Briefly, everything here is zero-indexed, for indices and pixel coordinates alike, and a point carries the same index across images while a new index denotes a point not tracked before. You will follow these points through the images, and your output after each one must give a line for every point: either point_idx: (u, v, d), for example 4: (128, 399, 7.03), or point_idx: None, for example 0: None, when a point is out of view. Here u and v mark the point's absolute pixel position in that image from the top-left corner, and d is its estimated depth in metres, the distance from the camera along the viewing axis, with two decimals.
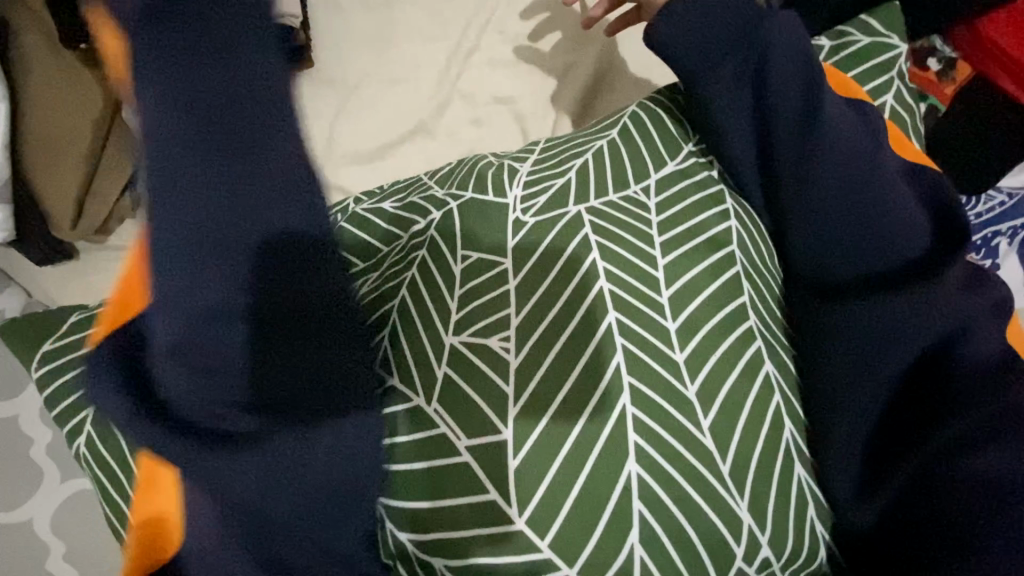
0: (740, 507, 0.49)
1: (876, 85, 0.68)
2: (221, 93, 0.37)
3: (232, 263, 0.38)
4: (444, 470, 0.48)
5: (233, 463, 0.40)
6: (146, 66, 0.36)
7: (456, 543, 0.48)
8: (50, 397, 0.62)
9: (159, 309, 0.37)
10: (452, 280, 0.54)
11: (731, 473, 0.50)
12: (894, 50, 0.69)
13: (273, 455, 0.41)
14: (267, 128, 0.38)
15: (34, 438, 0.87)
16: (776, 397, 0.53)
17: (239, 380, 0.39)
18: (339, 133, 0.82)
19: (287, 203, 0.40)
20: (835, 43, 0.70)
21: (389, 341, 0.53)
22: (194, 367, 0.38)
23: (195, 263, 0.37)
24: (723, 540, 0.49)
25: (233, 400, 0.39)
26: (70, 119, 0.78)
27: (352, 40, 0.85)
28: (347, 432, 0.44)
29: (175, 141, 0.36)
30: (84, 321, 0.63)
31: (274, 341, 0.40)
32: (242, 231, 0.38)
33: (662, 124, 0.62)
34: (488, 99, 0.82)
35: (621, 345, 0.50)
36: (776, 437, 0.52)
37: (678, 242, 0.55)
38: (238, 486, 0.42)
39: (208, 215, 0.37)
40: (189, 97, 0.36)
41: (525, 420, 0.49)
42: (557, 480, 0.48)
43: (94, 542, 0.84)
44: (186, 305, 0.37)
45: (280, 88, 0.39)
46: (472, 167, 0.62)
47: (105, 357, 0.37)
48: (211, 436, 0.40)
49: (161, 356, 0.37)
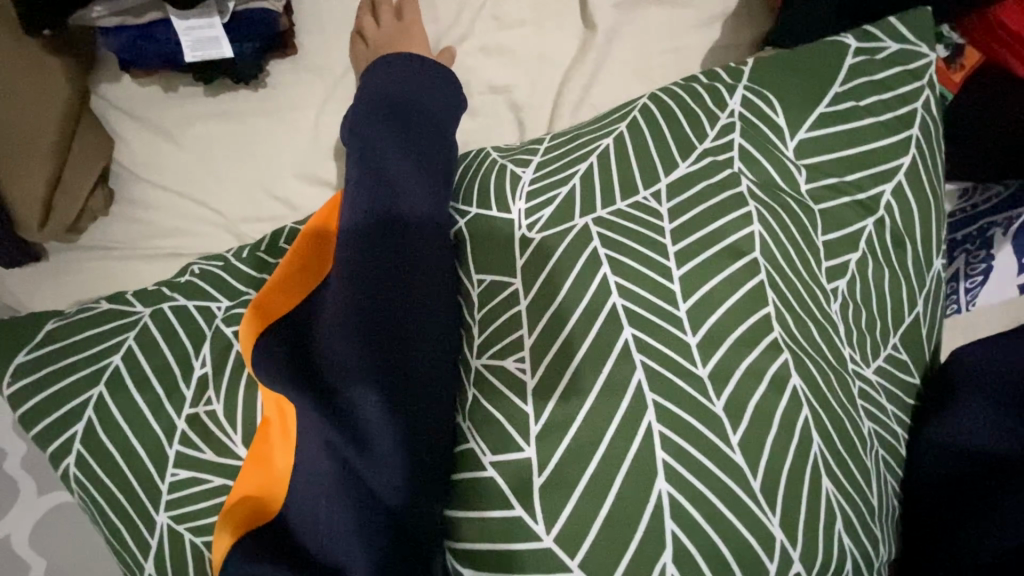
0: (772, 522, 0.48)
1: (903, 93, 0.61)
2: (404, 146, 0.63)
3: (405, 253, 0.57)
4: (476, 482, 0.53)
5: (396, 409, 0.53)
6: (378, 130, 0.64)
7: (491, 558, 0.51)
8: (27, 415, 0.58)
9: (334, 296, 0.55)
10: (472, 305, 0.59)
11: (763, 486, 0.49)
12: (925, 60, 0.62)
13: (419, 402, 0.54)
14: (408, 158, 0.63)
15: (8, 451, 0.83)
16: (805, 412, 0.51)
17: (395, 340, 0.54)
18: (327, 125, 0.80)
19: (431, 210, 0.61)
20: (862, 44, 0.62)
21: (483, 367, 0.55)
22: (342, 360, 0.52)
23: (374, 253, 0.56)
24: (757, 558, 0.48)
25: (383, 356, 0.53)
26: (35, 115, 0.72)
27: (338, 26, 0.81)
28: (419, 399, 0.54)
29: (377, 171, 0.60)
30: (61, 328, 0.60)
31: (425, 309, 0.57)
32: (406, 236, 0.58)
33: (677, 121, 0.60)
34: (484, 87, 0.80)
35: (641, 361, 0.50)
36: (805, 451, 0.50)
37: (694, 252, 0.53)
38: (395, 430, 0.53)
39: (388, 225, 0.58)
40: (389, 147, 0.62)
41: (548, 439, 0.50)
42: (583, 498, 0.49)
43: (76, 557, 0.80)
44: (343, 317, 0.53)
45: (405, 141, 0.64)
46: (479, 173, 0.64)
47: (270, 348, 0.53)
48: (341, 443, 0.52)
49: (337, 327, 0.53)
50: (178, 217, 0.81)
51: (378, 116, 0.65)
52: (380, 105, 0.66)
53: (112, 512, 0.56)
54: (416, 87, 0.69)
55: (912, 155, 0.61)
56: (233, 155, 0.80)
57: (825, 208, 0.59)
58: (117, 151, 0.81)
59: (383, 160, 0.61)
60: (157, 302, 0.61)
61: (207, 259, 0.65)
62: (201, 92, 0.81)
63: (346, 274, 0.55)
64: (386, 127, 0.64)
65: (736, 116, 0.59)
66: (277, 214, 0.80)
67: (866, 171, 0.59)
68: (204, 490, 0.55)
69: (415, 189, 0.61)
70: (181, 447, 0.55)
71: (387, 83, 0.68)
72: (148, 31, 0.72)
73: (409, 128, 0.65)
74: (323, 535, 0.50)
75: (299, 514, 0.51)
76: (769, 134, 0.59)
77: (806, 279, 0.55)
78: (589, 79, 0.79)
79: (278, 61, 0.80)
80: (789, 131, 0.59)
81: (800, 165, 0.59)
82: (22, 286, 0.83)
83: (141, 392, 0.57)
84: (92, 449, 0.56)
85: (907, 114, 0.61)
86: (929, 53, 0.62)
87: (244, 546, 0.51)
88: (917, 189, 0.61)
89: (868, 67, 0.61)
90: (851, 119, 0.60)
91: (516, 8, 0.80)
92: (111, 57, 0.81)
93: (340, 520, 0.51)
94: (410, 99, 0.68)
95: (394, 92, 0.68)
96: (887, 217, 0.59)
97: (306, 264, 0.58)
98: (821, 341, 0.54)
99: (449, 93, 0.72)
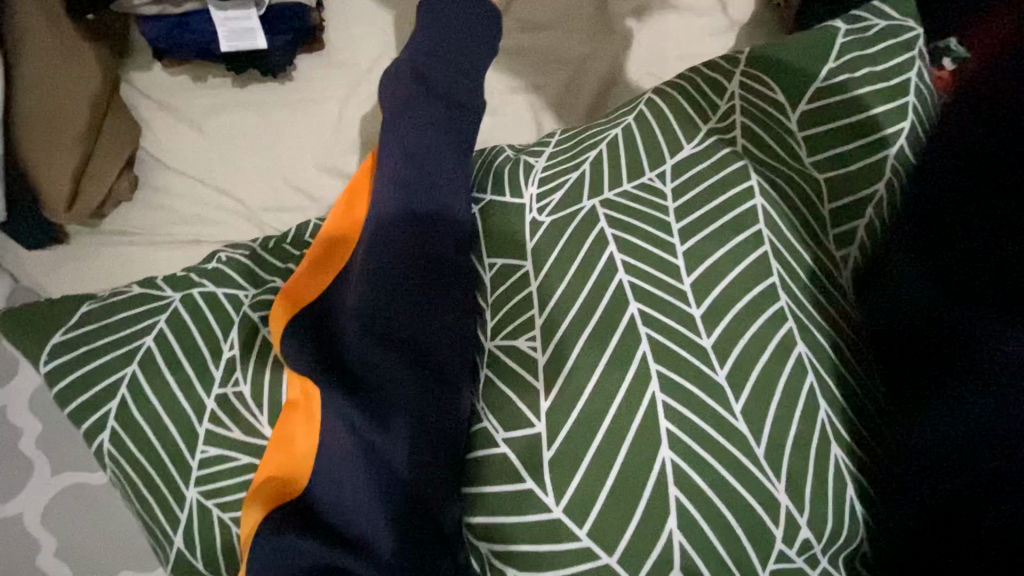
0: (778, 490, 0.49)
1: (897, 63, 0.62)
2: (430, 121, 0.63)
3: (428, 240, 0.59)
4: (488, 460, 0.54)
5: (415, 393, 0.55)
6: (405, 107, 0.63)
7: (504, 531, 0.53)
8: (62, 394, 0.59)
9: (357, 283, 0.56)
10: (485, 289, 0.60)
11: (767, 456, 0.50)
12: (913, 32, 0.64)
13: (437, 385, 0.56)
14: (433, 135, 0.62)
15: (24, 430, 0.84)
16: (809, 379, 0.52)
17: (416, 327, 0.57)
18: (349, 118, 0.82)
19: (454, 194, 0.61)
20: (851, 27, 0.64)
21: (496, 347, 0.57)
22: (362, 340, 0.54)
23: (396, 241, 0.58)
24: (763, 528, 0.49)
25: (403, 341, 0.56)
26: (67, 99, 0.73)
27: (364, 23, 0.84)
28: (438, 382, 0.56)
29: (404, 150, 0.61)
30: (96, 310, 0.61)
31: (446, 296, 0.58)
32: (429, 221, 0.59)
33: (680, 106, 0.62)
34: (504, 88, 0.82)
35: (646, 333, 0.52)
36: (810, 419, 0.51)
37: (698, 229, 0.55)
38: (414, 412, 0.55)
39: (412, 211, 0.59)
40: (417, 123, 0.62)
41: (558, 411, 0.52)
42: (590, 470, 0.51)
43: (88, 536, 0.81)
44: (364, 300, 0.55)
45: (430, 116, 0.63)
46: (494, 162, 0.66)
47: (299, 332, 0.55)
48: (360, 422, 0.54)
49: (359, 314, 0.55)
50: (199, 204, 0.82)
51: (406, 90, 0.64)
52: (407, 79, 0.65)
53: (143, 489, 0.57)
54: (448, 54, 0.68)
55: (912, 121, 0.60)
56: (255, 143, 0.82)
57: (832, 176, 0.59)
58: (145, 139, 0.83)
59: (409, 138, 0.61)
60: (187, 287, 0.62)
61: (234, 248, 0.67)
62: (230, 83, 0.83)
63: (370, 259, 0.57)
64: (418, 95, 0.64)
65: (737, 98, 0.62)
66: (295, 203, 0.82)
67: (867, 139, 0.59)
68: (235, 467, 0.56)
69: (440, 172, 0.61)
70: (210, 426, 0.57)
71: (414, 58, 0.67)
72: (184, 21, 0.75)
73: (437, 103, 0.64)
74: (348, 508, 0.53)
75: (325, 488, 0.54)
76: (769, 112, 0.61)
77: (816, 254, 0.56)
78: (606, 83, 0.81)
79: (305, 55, 0.83)
80: (789, 106, 0.61)
81: (801, 139, 0.60)
82: (40, 267, 0.84)
83: (168, 368, 0.58)
84: (124, 425, 0.58)
85: (900, 84, 0.61)
86: (916, 27, 0.64)
87: (273, 519, 0.52)
88: None
89: (859, 42, 0.63)
90: (849, 91, 0.61)
91: (537, 15, 0.84)
92: (144, 46, 0.84)
93: (362, 496, 0.53)
94: (443, 66, 0.67)
95: (423, 64, 0.66)
96: (897, 180, 0.58)
97: (337, 244, 0.60)
98: (824, 302, 0.55)
99: (470, 63, 0.69)
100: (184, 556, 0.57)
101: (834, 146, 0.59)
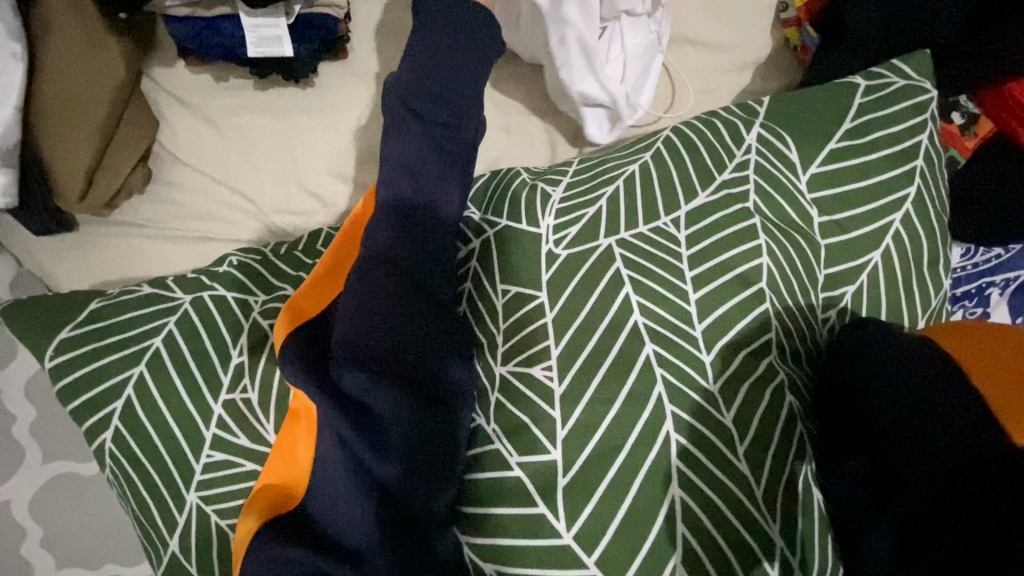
0: (773, 530, 0.52)
1: (912, 126, 0.64)
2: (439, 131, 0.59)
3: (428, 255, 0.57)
4: (500, 482, 0.55)
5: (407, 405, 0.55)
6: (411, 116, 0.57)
7: (510, 551, 0.53)
8: (67, 390, 0.59)
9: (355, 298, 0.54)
10: (496, 314, 0.59)
11: (765, 497, 0.52)
12: (927, 94, 0.65)
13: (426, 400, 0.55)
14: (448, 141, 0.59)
15: (17, 417, 0.83)
16: (800, 428, 0.54)
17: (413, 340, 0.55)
18: (367, 129, 0.83)
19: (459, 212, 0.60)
20: (869, 83, 0.65)
21: (510, 373, 0.57)
22: (361, 355, 0.52)
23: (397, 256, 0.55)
24: (760, 566, 0.51)
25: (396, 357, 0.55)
26: (86, 90, 0.73)
27: (388, 35, 0.84)
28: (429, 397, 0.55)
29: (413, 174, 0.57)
30: (104, 308, 0.61)
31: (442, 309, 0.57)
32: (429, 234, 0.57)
33: (697, 150, 0.63)
34: (522, 109, 0.83)
35: (661, 375, 0.54)
36: (799, 466, 0.53)
37: (710, 277, 0.57)
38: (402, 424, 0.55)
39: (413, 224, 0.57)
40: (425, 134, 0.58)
41: (573, 442, 0.54)
42: (602, 502, 0.52)
43: (78, 527, 0.81)
44: (366, 311, 0.52)
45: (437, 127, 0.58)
46: (508, 187, 0.65)
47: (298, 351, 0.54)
48: (350, 436, 0.54)
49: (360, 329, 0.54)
50: (211, 203, 0.83)
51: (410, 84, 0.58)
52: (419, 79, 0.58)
53: (142, 489, 0.58)
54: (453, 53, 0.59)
55: (917, 185, 0.63)
56: (274, 147, 0.83)
57: (830, 243, 0.60)
58: (162, 134, 0.83)
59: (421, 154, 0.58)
60: (197, 290, 0.62)
61: (246, 252, 0.67)
62: (250, 86, 0.84)
63: (365, 273, 0.55)
64: (412, 118, 0.58)
65: (753, 151, 0.63)
66: (307, 208, 0.82)
67: (875, 203, 0.61)
68: (238, 473, 0.57)
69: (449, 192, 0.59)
70: (217, 431, 0.57)
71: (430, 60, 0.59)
72: (213, 24, 0.76)
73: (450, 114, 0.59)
74: (337, 511, 0.54)
75: (316, 495, 0.54)
76: (781, 169, 0.62)
77: (801, 312, 0.58)
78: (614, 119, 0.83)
79: (329, 63, 0.84)
80: (801, 166, 0.62)
81: (811, 201, 0.61)
82: (45, 256, 0.84)
83: (178, 372, 0.59)
84: (128, 425, 0.58)
85: (913, 147, 0.63)
86: (931, 89, 0.65)
87: (270, 530, 0.54)
88: (924, 219, 0.62)
89: (877, 104, 0.64)
90: (861, 155, 0.62)
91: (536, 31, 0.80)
92: (168, 41, 0.84)
93: (347, 502, 0.54)
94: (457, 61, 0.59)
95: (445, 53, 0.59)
96: (892, 246, 0.61)
97: (345, 250, 0.58)
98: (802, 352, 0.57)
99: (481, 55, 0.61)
100: (178, 559, 0.58)
101: (839, 211, 0.61)
